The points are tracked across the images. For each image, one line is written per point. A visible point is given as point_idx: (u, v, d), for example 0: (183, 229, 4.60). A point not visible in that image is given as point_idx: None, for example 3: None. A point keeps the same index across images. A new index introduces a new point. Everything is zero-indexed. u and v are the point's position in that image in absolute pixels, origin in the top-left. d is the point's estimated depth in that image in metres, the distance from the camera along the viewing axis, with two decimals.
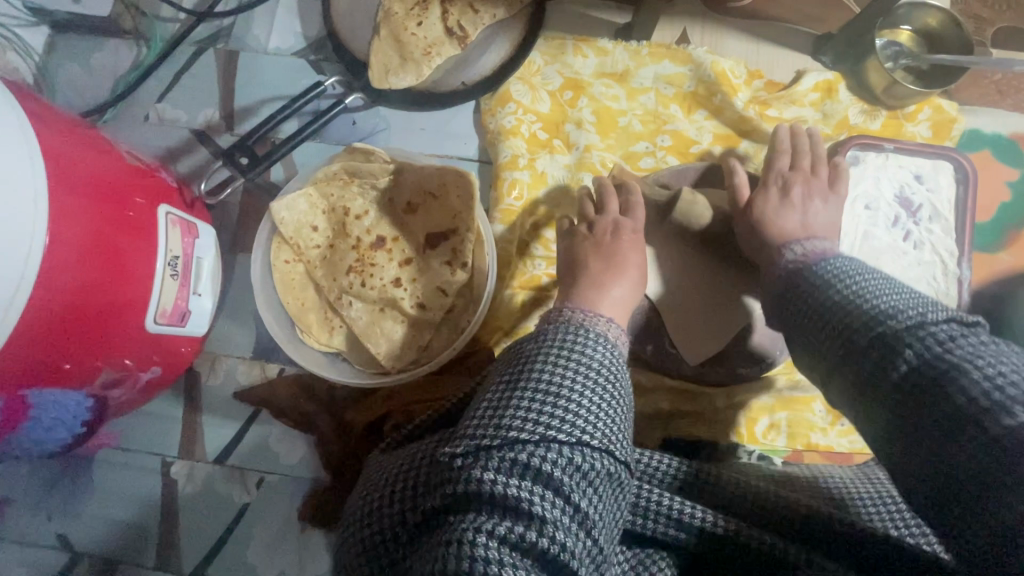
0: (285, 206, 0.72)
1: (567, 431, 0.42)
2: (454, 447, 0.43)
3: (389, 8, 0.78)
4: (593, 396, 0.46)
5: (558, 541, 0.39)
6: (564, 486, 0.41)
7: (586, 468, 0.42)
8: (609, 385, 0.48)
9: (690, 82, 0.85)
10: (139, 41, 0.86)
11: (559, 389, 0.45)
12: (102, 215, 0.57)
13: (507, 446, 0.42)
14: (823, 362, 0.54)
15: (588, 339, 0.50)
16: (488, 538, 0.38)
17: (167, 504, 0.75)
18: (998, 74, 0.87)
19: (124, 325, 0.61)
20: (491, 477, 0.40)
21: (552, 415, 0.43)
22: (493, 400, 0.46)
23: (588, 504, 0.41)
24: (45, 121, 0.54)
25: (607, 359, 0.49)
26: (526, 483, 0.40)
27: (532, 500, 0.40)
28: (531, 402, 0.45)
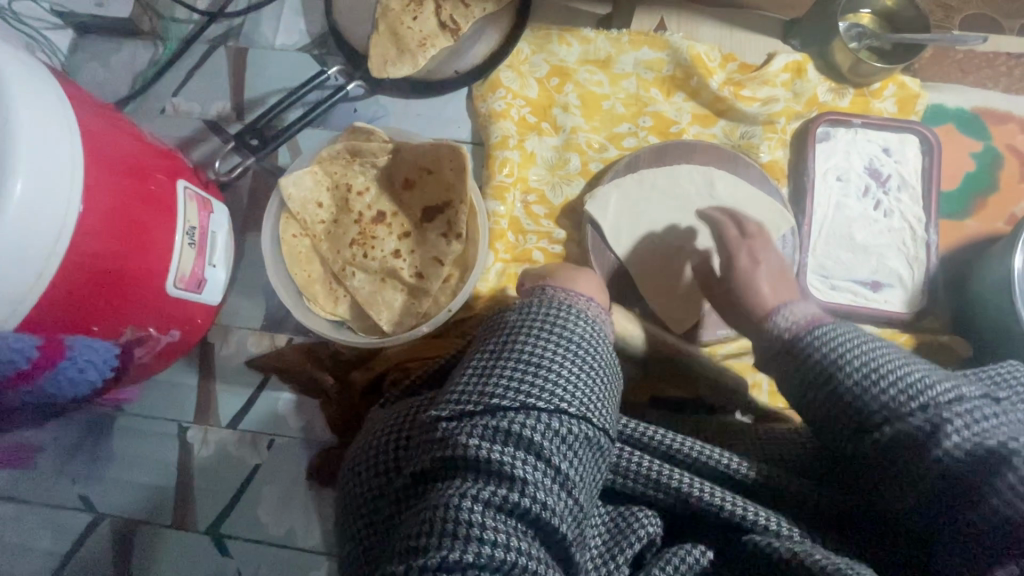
0: (293, 183, 0.78)
1: (545, 400, 0.47)
2: (441, 413, 0.48)
3: (387, 4, 0.85)
4: (570, 371, 0.51)
5: (538, 499, 0.44)
6: (543, 450, 0.45)
7: (563, 433, 0.47)
8: (586, 357, 0.53)
9: (669, 66, 0.91)
10: (156, 41, 0.92)
11: (538, 362, 0.51)
12: (129, 185, 0.63)
13: (489, 414, 0.47)
14: (847, 328, 0.54)
15: (569, 316, 0.55)
16: (473, 499, 0.43)
17: (184, 465, 0.80)
18: (960, 53, 0.92)
19: (146, 287, 0.66)
20: (476, 443, 0.45)
21: (532, 386, 0.48)
22: (477, 370, 0.51)
23: (567, 465, 0.46)
24: (78, 100, 0.60)
25: (584, 335, 0.54)
26: (509, 448, 0.45)
27: (514, 463, 0.44)
28: (512, 373, 0.50)
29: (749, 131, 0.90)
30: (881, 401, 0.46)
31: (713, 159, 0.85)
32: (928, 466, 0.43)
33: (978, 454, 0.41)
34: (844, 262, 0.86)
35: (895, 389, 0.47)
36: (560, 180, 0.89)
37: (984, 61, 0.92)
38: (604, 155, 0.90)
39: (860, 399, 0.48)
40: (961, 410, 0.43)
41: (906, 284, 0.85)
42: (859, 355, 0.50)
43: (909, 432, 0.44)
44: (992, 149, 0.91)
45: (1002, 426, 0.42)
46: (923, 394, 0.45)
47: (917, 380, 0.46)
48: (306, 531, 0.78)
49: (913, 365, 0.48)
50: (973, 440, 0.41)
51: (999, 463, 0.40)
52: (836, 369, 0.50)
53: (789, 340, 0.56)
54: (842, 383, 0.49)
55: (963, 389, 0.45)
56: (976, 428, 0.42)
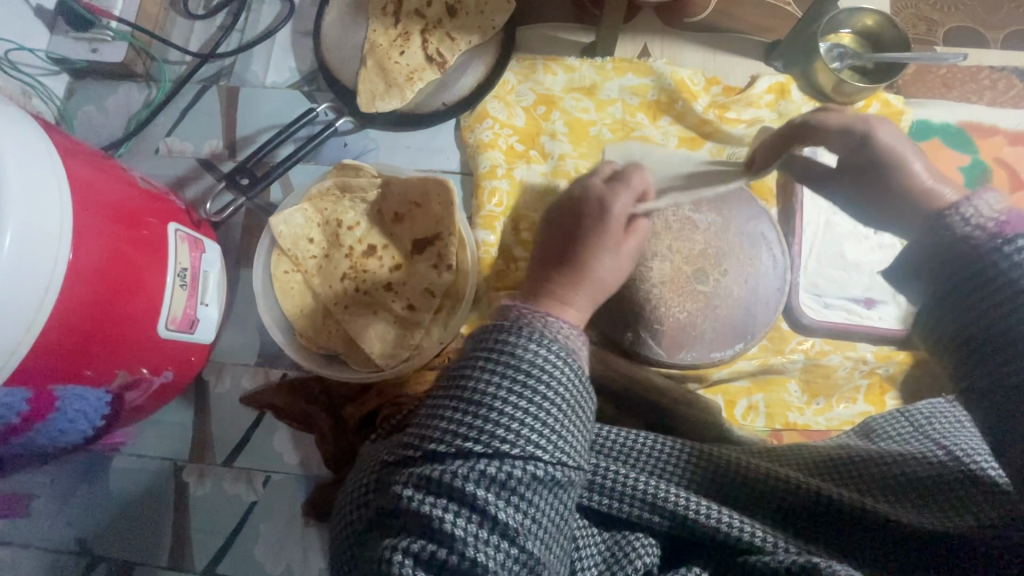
0: (283, 220, 0.79)
1: (480, 445, 0.44)
2: (395, 456, 0.49)
3: (374, 41, 0.88)
4: (519, 407, 0.45)
5: (471, 556, 0.42)
6: (478, 501, 0.43)
7: (500, 480, 0.44)
8: (544, 387, 0.46)
9: (653, 91, 0.92)
10: (149, 83, 0.94)
11: (484, 399, 0.46)
12: (120, 231, 0.63)
13: (427, 461, 0.46)
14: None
15: (525, 340, 0.48)
16: (404, 556, 0.42)
17: (180, 505, 0.79)
18: (942, 69, 0.93)
19: (138, 330, 0.66)
20: (410, 495, 0.45)
21: (469, 429, 0.45)
22: (432, 408, 0.49)
23: (508, 515, 0.43)
24: (69, 150, 0.61)
25: (544, 361, 0.47)
26: (440, 501, 0.44)
27: (444, 518, 0.43)
28: (454, 413, 0.46)
29: (736, 152, 0.90)
30: None
31: None
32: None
33: None
34: (836, 281, 0.86)
35: None
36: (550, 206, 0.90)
37: (966, 75, 0.93)
38: None
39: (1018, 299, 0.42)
40: None
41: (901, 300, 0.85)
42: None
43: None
44: (980, 162, 0.91)
45: None
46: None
47: None
48: (302, 569, 0.77)
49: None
50: None
51: None
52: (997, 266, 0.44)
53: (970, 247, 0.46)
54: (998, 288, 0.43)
55: None
56: None
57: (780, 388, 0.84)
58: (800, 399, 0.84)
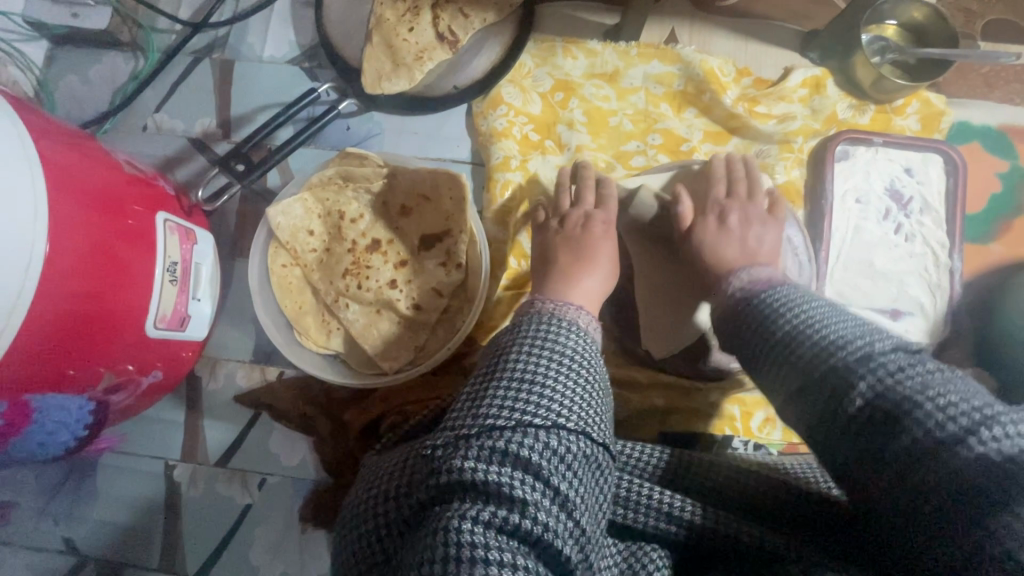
0: (282, 212, 0.73)
1: (541, 415, 0.44)
2: (436, 440, 0.45)
3: (381, 15, 0.80)
4: (568, 380, 0.47)
5: (541, 522, 0.40)
6: (543, 469, 0.42)
7: (562, 451, 0.43)
8: (583, 369, 0.49)
9: (679, 80, 0.86)
10: (135, 53, 0.87)
11: (532, 377, 0.47)
12: (103, 223, 0.58)
13: (483, 434, 0.43)
14: (792, 288, 0.52)
15: (561, 328, 0.53)
16: (472, 524, 0.39)
17: (171, 506, 0.76)
18: (987, 66, 0.87)
19: (125, 332, 0.62)
20: (472, 465, 0.42)
21: (526, 401, 0.45)
22: (471, 392, 0.49)
23: (568, 486, 0.42)
24: (43, 131, 0.55)
25: (580, 345, 0.51)
26: (507, 468, 0.41)
27: (513, 483, 0.41)
28: (505, 390, 0.47)
29: (763, 150, 0.85)
30: (808, 356, 0.43)
31: None
32: (846, 413, 0.39)
33: (885, 402, 0.37)
34: (863, 290, 0.82)
35: (825, 337, 0.44)
36: None
37: (1011, 74, 0.88)
38: (611, 176, 0.85)
39: (790, 355, 0.45)
40: (887, 364, 0.39)
41: (928, 313, 0.81)
42: (801, 311, 0.47)
43: (829, 384, 0.41)
44: (1020, 169, 0.86)
45: (921, 375, 0.37)
46: (840, 342, 0.42)
47: (847, 332, 0.43)
48: None
49: (841, 318, 0.45)
50: (883, 389, 0.38)
51: (906, 409, 0.36)
52: (769, 320, 0.49)
53: (737, 300, 0.55)
54: (779, 328, 0.47)
55: (876, 343, 0.41)
56: (888, 377, 0.38)
57: None
58: None
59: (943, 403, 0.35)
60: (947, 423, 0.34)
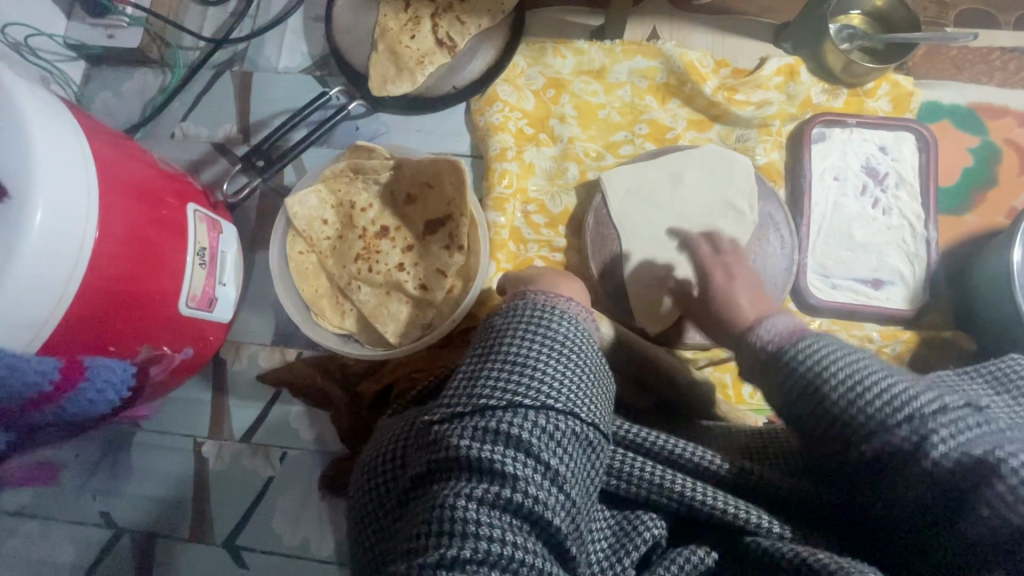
0: (298, 202, 0.80)
1: (531, 397, 0.49)
2: (434, 417, 0.50)
3: (385, 25, 0.89)
4: (557, 368, 0.52)
5: (530, 494, 0.44)
6: (533, 447, 0.46)
7: (550, 429, 0.47)
8: (572, 356, 0.54)
9: (662, 74, 0.93)
10: (163, 69, 0.96)
11: (524, 362, 0.52)
12: (143, 209, 0.65)
13: (478, 413, 0.48)
14: (829, 339, 0.50)
15: (553, 316, 0.57)
16: (467, 501, 0.44)
17: (199, 479, 0.82)
18: (953, 50, 0.93)
19: (159, 309, 0.68)
20: (467, 443, 0.46)
21: (517, 384, 0.50)
22: (468, 373, 0.53)
23: (557, 461, 0.47)
24: (91, 130, 0.63)
25: (570, 333, 0.56)
26: (499, 446, 0.46)
27: (505, 461, 0.45)
28: (498, 374, 0.51)
29: (744, 134, 0.91)
30: (865, 417, 0.43)
31: (714, 161, 0.85)
32: (924, 469, 0.39)
33: (967, 460, 0.38)
34: (844, 262, 0.87)
35: (890, 394, 0.43)
36: (559, 189, 0.91)
37: (978, 56, 0.93)
38: (601, 163, 0.91)
39: (841, 425, 0.44)
40: (947, 421, 0.40)
41: (907, 281, 0.85)
42: (841, 364, 0.47)
43: (896, 437, 0.41)
44: (990, 144, 0.91)
45: (988, 432, 0.39)
46: (903, 400, 0.42)
47: (906, 388, 0.42)
48: (319, 542, 0.79)
49: (889, 373, 0.45)
50: (961, 448, 0.39)
51: (986, 470, 0.37)
52: (817, 376, 0.47)
53: (769, 353, 0.53)
54: (820, 387, 0.46)
55: (947, 400, 0.41)
56: (965, 432, 0.39)
57: None
58: None
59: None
60: None
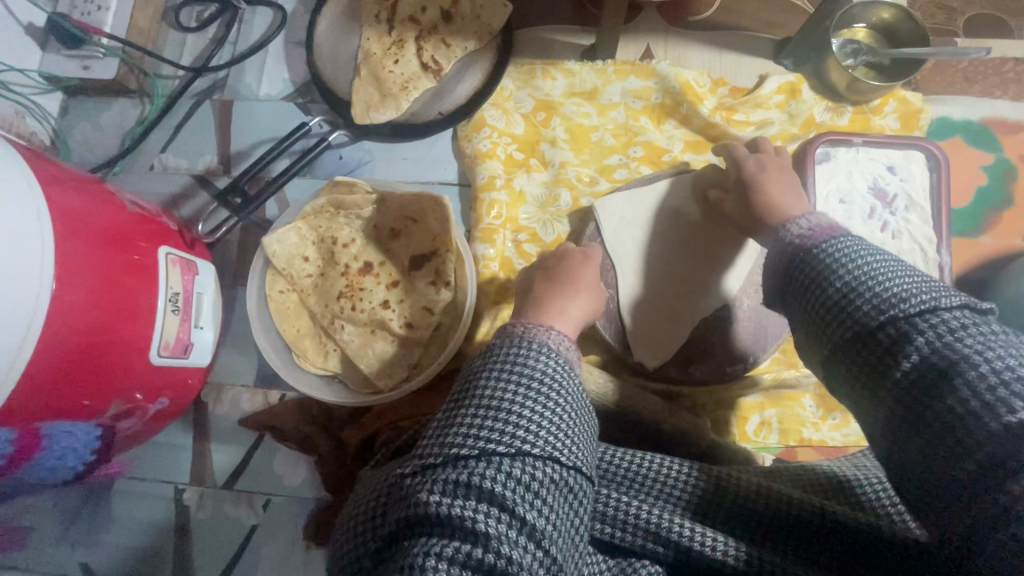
0: (277, 240, 0.77)
1: (505, 443, 0.43)
2: (404, 468, 0.45)
3: (368, 50, 0.85)
4: (537, 408, 0.46)
5: (504, 555, 0.39)
6: (507, 500, 0.41)
7: (526, 480, 0.42)
8: (554, 392, 0.48)
9: (657, 94, 0.89)
10: (142, 99, 0.93)
11: (501, 403, 0.46)
12: (110, 260, 0.62)
13: (450, 464, 0.43)
14: (857, 237, 0.47)
15: (531, 351, 0.51)
16: (437, 562, 0.38)
17: (181, 529, 0.79)
18: (964, 62, 0.88)
19: (130, 361, 0.65)
20: (437, 498, 0.41)
21: (492, 428, 0.44)
22: (441, 420, 0.48)
23: (535, 515, 0.41)
24: (52, 178, 0.59)
25: (550, 368, 0.50)
26: (471, 501, 0.41)
27: (476, 517, 0.40)
28: (473, 417, 0.45)
29: None
30: (861, 311, 0.42)
31: None
32: (892, 376, 0.39)
33: (937, 366, 0.37)
34: None
35: (884, 294, 0.41)
36: (551, 216, 0.87)
37: (990, 68, 0.88)
38: (595, 189, 0.87)
39: (831, 318, 0.44)
40: (937, 321, 0.38)
41: None
42: (855, 264, 0.45)
43: (881, 337, 0.40)
44: (1004, 161, 0.86)
45: (979, 335, 0.37)
46: (895, 298, 0.40)
47: (910, 288, 0.41)
48: None
49: (905, 276, 0.42)
50: (938, 350, 0.37)
51: (950, 372, 0.36)
52: (826, 271, 0.46)
53: (788, 250, 0.51)
54: (830, 286, 0.45)
55: (943, 299, 0.39)
56: (945, 335, 0.37)
57: (794, 403, 0.81)
58: (815, 414, 0.80)
59: (993, 367, 0.35)
60: (997, 389, 0.34)
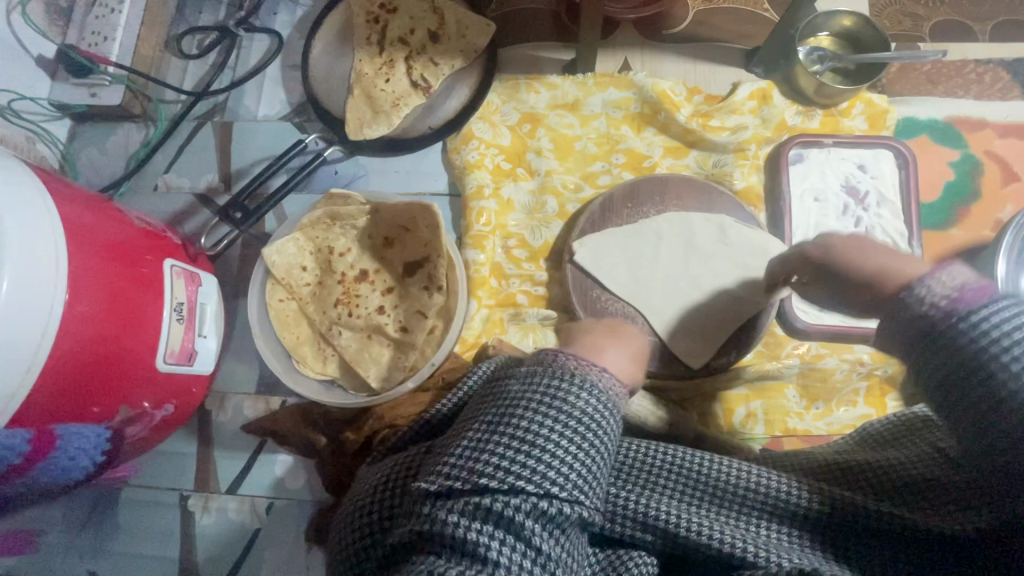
0: (276, 251, 0.80)
1: (535, 483, 0.41)
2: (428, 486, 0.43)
3: (360, 70, 0.90)
4: (571, 444, 0.43)
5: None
6: (529, 533, 0.40)
7: (553, 515, 0.40)
8: (592, 431, 0.44)
9: (636, 104, 0.93)
10: (146, 123, 0.98)
11: (533, 439, 0.43)
12: (119, 271, 0.65)
13: (476, 496, 0.41)
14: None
15: (576, 386, 0.46)
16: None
17: (186, 536, 0.81)
18: (926, 66, 0.93)
19: (138, 368, 0.68)
20: (456, 523, 0.40)
21: (523, 465, 0.41)
22: (473, 439, 0.44)
23: (552, 544, 0.40)
24: (66, 196, 0.63)
25: (591, 405, 0.45)
26: (491, 529, 0.40)
27: (495, 548, 0.39)
28: (502, 447, 0.43)
29: (720, 159, 0.91)
30: None
31: (688, 189, 0.86)
32: None
33: None
34: None
35: None
36: (539, 222, 0.91)
37: (952, 70, 0.93)
38: (580, 196, 0.92)
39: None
40: None
41: None
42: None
43: None
44: (970, 156, 0.90)
45: None
46: None
47: None
48: None
49: None
50: None
51: None
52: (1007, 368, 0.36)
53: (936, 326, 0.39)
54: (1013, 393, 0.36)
55: None
56: None
57: (779, 395, 0.83)
58: (799, 404, 0.83)
59: None
60: None
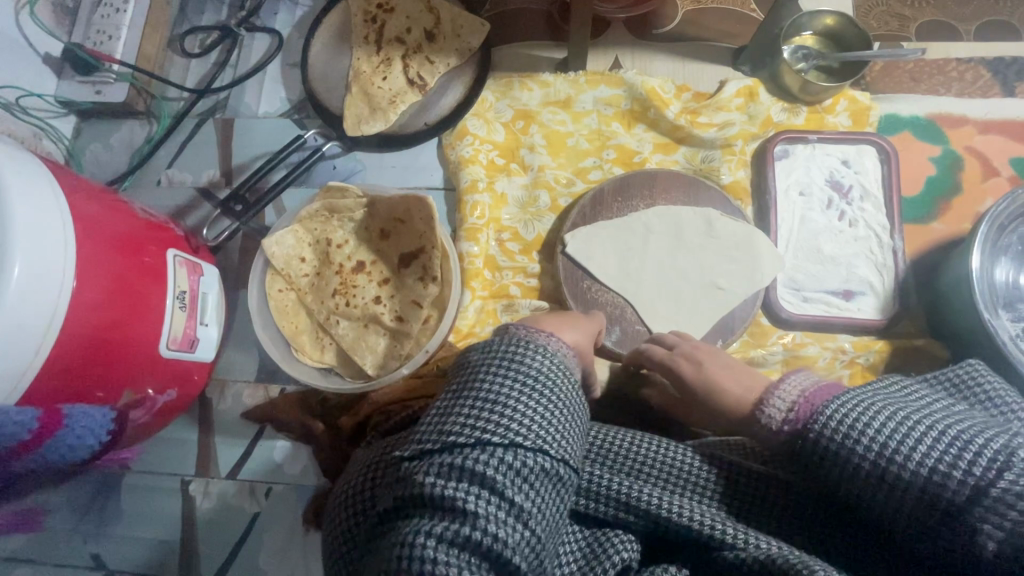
0: (275, 242, 0.83)
1: (499, 433, 0.44)
2: (405, 451, 0.46)
3: (358, 68, 0.93)
4: (529, 404, 0.47)
5: (491, 532, 0.40)
6: (497, 483, 0.42)
7: (517, 466, 0.43)
8: (548, 390, 0.49)
9: (626, 101, 0.96)
10: (150, 120, 1.00)
11: (495, 399, 0.47)
12: (124, 259, 0.68)
13: (447, 450, 0.44)
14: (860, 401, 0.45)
15: (527, 350, 0.51)
16: (428, 538, 0.40)
17: (186, 520, 0.83)
18: (910, 64, 0.96)
19: (141, 353, 0.71)
20: (432, 480, 0.42)
21: (488, 420, 0.45)
22: (440, 409, 0.48)
23: (523, 497, 0.43)
24: (73, 187, 0.66)
25: (544, 366, 0.50)
26: (463, 485, 0.42)
27: (467, 498, 0.41)
28: (470, 409, 0.46)
29: (708, 155, 0.94)
30: (913, 485, 0.41)
31: (677, 183, 0.88)
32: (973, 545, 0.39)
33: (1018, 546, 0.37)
34: (814, 274, 0.88)
35: (916, 469, 0.41)
36: (532, 216, 0.93)
37: (935, 68, 0.96)
38: (572, 190, 0.94)
39: (889, 492, 0.42)
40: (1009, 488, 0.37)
41: (878, 290, 0.86)
42: (873, 432, 0.43)
43: (947, 520, 0.40)
44: (951, 152, 0.93)
45: None
46: (941, 471, 0.40)
47: (935, 460, 0.40)
48: None
49: (920, 434, 0.42)
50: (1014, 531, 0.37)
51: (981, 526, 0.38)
52: (845, 449, 0.44)
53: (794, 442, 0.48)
54: (851, 463, 0.43)
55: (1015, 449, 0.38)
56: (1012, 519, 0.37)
57: None
58: None
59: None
60: None
